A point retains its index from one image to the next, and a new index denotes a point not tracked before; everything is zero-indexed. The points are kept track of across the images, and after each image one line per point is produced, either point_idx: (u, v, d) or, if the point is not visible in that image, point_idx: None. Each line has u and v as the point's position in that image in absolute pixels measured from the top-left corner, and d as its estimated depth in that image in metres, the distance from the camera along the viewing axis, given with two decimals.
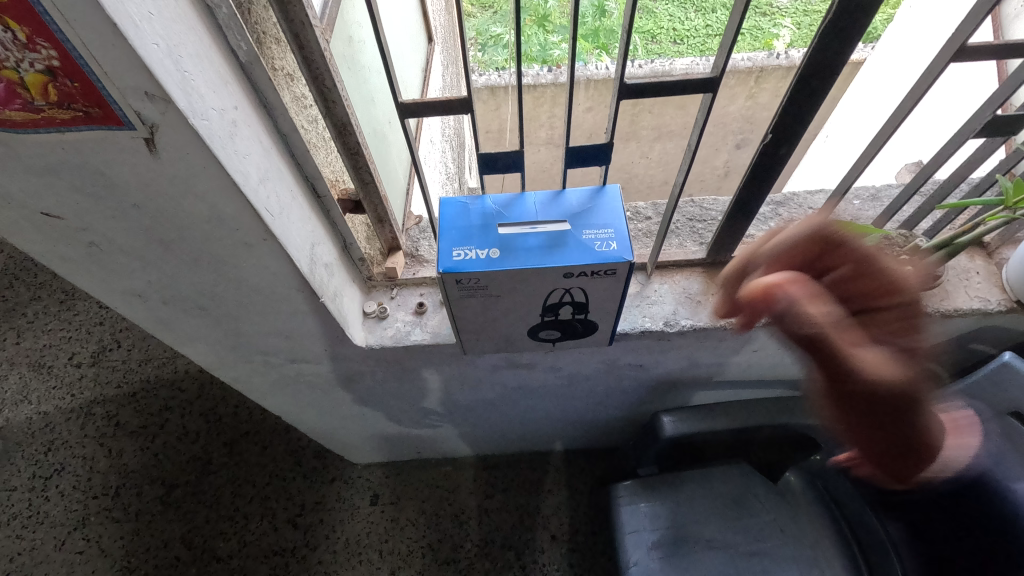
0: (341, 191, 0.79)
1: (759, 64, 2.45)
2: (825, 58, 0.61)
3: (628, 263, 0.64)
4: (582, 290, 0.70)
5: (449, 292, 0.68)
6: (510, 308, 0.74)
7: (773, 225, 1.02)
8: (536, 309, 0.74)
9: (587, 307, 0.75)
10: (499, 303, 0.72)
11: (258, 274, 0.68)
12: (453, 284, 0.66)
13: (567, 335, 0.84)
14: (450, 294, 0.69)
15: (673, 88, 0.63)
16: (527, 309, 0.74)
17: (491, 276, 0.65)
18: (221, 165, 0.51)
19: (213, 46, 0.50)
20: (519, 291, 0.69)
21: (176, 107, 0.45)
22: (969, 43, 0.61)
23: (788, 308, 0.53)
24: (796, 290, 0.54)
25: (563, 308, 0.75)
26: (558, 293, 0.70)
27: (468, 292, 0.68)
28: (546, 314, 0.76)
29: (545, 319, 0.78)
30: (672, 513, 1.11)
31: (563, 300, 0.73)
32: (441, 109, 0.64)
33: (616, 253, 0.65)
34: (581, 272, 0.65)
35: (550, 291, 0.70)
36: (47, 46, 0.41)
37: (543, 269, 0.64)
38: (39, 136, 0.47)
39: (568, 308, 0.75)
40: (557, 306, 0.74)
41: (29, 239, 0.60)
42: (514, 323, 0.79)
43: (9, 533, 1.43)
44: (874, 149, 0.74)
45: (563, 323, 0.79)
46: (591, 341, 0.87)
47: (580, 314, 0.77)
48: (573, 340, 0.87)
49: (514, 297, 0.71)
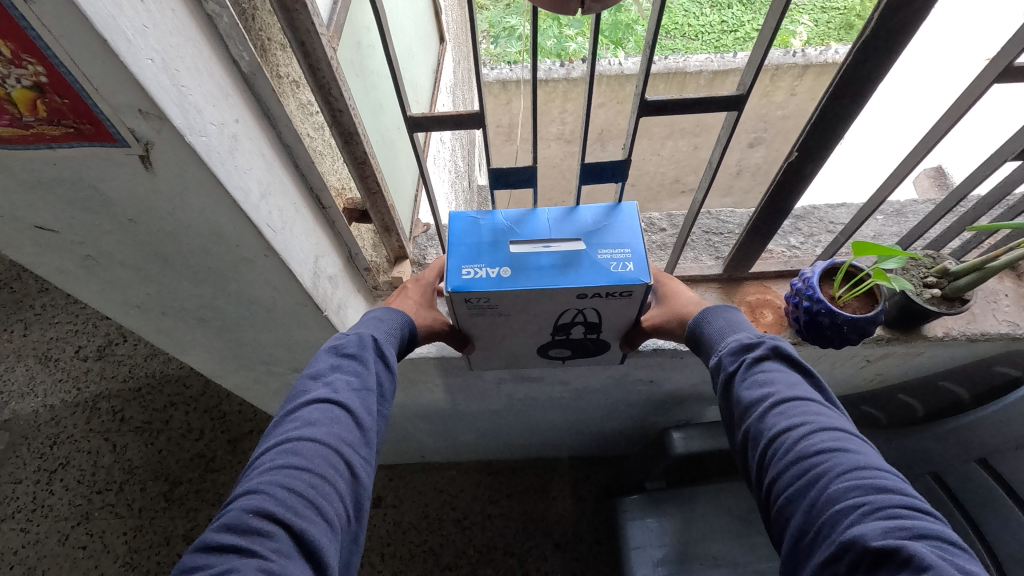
0: (348, 201, 0.77)
1: (775, 62, 2.49)
2: (858, 76, 0.58)
3: (645, 285, 0.61)
4: (595, 311, 0.67)
5: (457, 310, 0.66)
6: (519, 326, 0.71)
7: (793, 240, 0.98)
8: (546, 327, 0.72)
9: (600, 326, 0.72)
10: (507, 321, 0.69)
11: (259, 287, 0.65)
12: (460, 302, 0.64)
13: (577, 353, 0.81)
14: (457, 314, 0.67)
15: (697, 106, 0.59)
16: (537, 328, 0.71)
17: (500, 297, 0.63)
18: (220, 182, 0.48)
19: (214, 58, 0.47)
20: (529, 310, 0.67)
21: (171, 124, 0.42)
22: (1015, 63, 0.57)
23: (630, 336, 0.75)
24: (630, 334, 0.75)
25: (575, 327, 0.72)
26: (571, 313, 0.67)
27: (476, 311, 0.66)
28: (558, 331, 0.73)
29: (556, 336, 0.75)
30: (678, 531, 1.08)
31: (575, 321, 0.70)
32: (451, 123, 0.60)
33: (633, 274, 0.61)
34: (595, 293, 0.62)
35: (562, 311, 0.67)
36: (33, 62, 0.38)
37: (555, 289, 0.61)
38: (31, 152, 0.45)
39: (580, 327, 0.72)
40: (568, 326, 0.71)
41: (26, 250, 0.58)
42: (525, 342, 0.76)
43: (13, 526, 1.43)
44: (906, 167, 0.71)
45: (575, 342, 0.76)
46: (601, 361, 0.85)
47: (591, 335, 0.75)
48: (581, 358, 0.84)
49: (523, 316, 0.68)
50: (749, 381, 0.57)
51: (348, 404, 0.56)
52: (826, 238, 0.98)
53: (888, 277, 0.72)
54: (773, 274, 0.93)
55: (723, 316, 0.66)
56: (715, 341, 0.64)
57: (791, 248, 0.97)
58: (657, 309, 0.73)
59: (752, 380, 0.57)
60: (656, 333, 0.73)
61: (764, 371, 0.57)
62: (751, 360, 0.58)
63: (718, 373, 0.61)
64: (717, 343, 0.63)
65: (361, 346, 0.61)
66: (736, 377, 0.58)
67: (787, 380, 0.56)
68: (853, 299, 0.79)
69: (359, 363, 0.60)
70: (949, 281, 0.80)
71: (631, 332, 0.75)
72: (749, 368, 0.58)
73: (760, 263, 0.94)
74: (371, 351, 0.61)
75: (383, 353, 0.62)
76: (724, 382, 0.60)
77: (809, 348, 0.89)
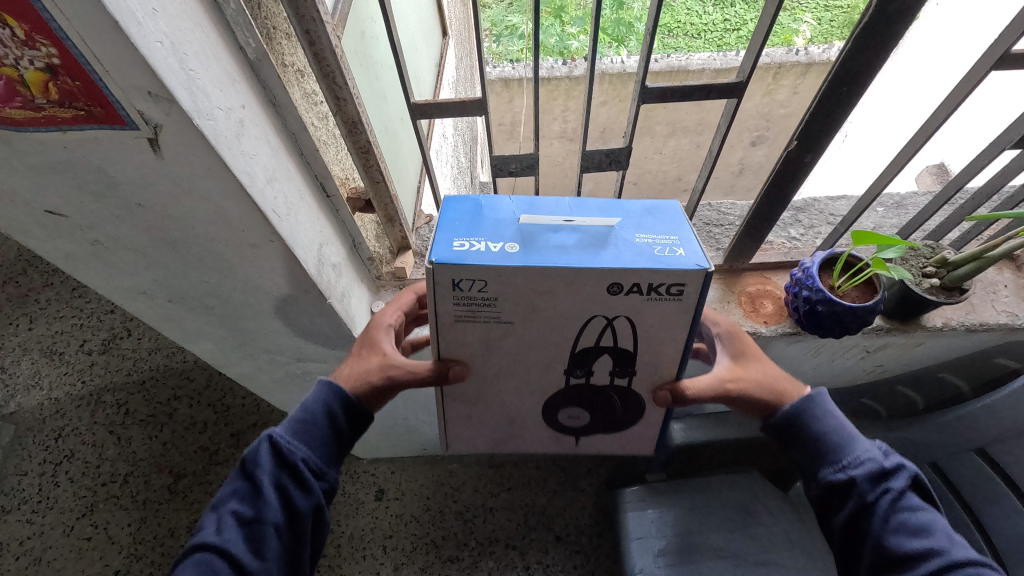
0: (351, 190, 0.78)
1: (778, 60, 2.50)
2: (855, 64, 0.58)
3: (699, 268, 0.49)
4: (628, 320, 0.54)
5: (444, 301, 0.53)
6: (528, 354, 0.59)
7: (793, 232, 0.99)
8: (561, 361, 0.60)
9: (633, 360, 0.59)
10: (515, 338, 0.56)
11: (264, 274, 0.66)
12: (448, 287, 0.52)
13: (598, 416, 0.68)
14: (442, 315, 0.54)
15: (696, 93, 0.60)
16: (548, 359, 0.59)
17: (503, 284, 0.51)
18: (227, 166, 0.49)
19: (221, 43, 0.48)
20: (544, 318, 0.55)
21: (180, 107, 0.43)
22: (1011, 51, 0.58)
23: (708, 391, 0.61)
24: (706, 387, 0.61)
25: (598, 363, 0.59)
26: (597, 324, 0.55)
27: (467, 311, 0.54)
28: (574, 371, 0.61)
29: (572, 381, 0.62)
30: (678, 523, 1.08)
31: (598, 345, 0.57)
32: (454, 111, 0.61)
33: (684, 257, 0.50)
34: (630, 287, 0.51)
35: (585, 320, 0.55)
36: (46, 43, 0.39)
37: (581, 274, 0.50)
38: (42, 135, 0.46)
39: (606, 360, 0.59)
40: (589, 356, 0.59)
41: (34, 235, 0.59)
42: (526, 390, 0.64)
43: (19, 517, 1.44)
44: (905, 157, 0.71)
45: (594, 392, 0.63)
46: (624, 435, 0.71)
47: (618, 382, 0.62)
48: (604, 429, 0.70)
49: (534, 327, 0.56)
50: (897, 523, 0.58)
51: (225, 545, 0.57)
52: (826, 229, 0.99)
53: (887, 266, 0.72)
54: (773, 265, 0.93)
55: (833, 416, 0.64)
56: (837, 450, 0.63)
57: (791, 240, 0.97)
58: (744, 370, 0.64)
59: (903, 526, 0.58)
60: (733, 398, 0.63)
61: (912, 514, 0.59)
62: (897, 496, 0.59)
63: (849, 495, 0.61)
64: (839, 453, 0.63)
65: (259, 467, 0.60)
66: (880, 512, 0.59)
67: (937, 528, 0.58)
68: (852, 289, 0.79)
69: (257, 489, 0.60)
70: (947, 272, 0.80)
71: (708, 386, 0.61)
72: (895, 506, 0.59)
73: (761, 254, 0.94)
74: (271, 474, 0.60)
75: (286, 472, 0.61)
76: (858, 509, 0.61)
77: (808, 340, 0.89)
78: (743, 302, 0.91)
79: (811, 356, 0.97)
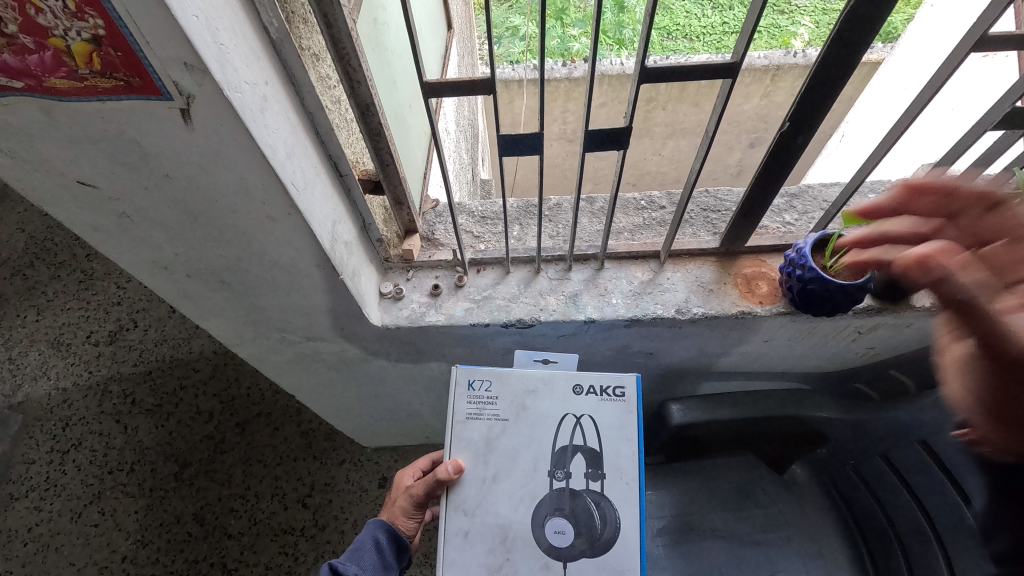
0: (362, 171, 0.82)
1: (775, 62, 2.56)
2: (843, 47, 0.62)
3: (634, 378, 0.77)
4: (592, 419, 0.75)
5: (458, 404, 0.76)
6: (519, 453, 0.74)
7: (787, 217, 1.03)
8: (544, 461, 0.74)
9: (600, 460, 0.74)
10: (509, 434, 0.75)
11: (280, 248, 0.69)
12: (464, 387, 0.77)
13: (582, 533, 0.70)
14: (456, 412, 0.76)
15: (693, 74, 0.63)
16: (534, 456, 0.74)
17: (502, 383, 0.77)
18: (252, 138, 0.52)
19: (248, 22, 0.51)
20: (531, 417, 0.76)
21: (212, 78, 0.46)
22: (989, 32, 0.61)
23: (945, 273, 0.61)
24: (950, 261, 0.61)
25: (574, 463, 0.73)
26: (569, 423, 0.75)
27: (475, 411, 0.76)
28: (556, 472, 0.73)
29: (554, 487, 0.73)
30: (675, 503, 1.08)
31: (572, 445, 0.74)
32: (463, 90, 0.64)
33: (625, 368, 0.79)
34: (591, 388, 0.76)
35: (560, 420, 0.75)
36: (94, 15, 0.43)
37: (556, 376, 0.77)
38: (82, 105, 0.49)
39: (580, 458, 0.73)
40: (567, 453, 0.74)
41: (63, 206, 0.62)
42: (517, 494, 0.73)
43: (27, 504, 1.47)
44: (891, 139, 0.74)
45: (574, 499, 0.71)
46: (610, 562, 0.70)
47: (593, 488, 0.72)
48: (587, 555, 0.70)
49: (522, 425, 0.75)
50: None
51: None
52: (820, 214, 1.02)
53: None
54: (767, 248, 0.96)
55: None
56: None
57: (785, 225, 1.01)
58: None
59: None
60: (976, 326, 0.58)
61: None
62: None
63: None
64: None
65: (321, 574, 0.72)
66: None
67: None
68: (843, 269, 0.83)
69: None
70: None
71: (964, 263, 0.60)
72: None
73: (756, 238, 0.97)
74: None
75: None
76: None
77: (802, 320, 0.93)
78: (739, 283, 0.94)
79: (805, 338, 1.00)
